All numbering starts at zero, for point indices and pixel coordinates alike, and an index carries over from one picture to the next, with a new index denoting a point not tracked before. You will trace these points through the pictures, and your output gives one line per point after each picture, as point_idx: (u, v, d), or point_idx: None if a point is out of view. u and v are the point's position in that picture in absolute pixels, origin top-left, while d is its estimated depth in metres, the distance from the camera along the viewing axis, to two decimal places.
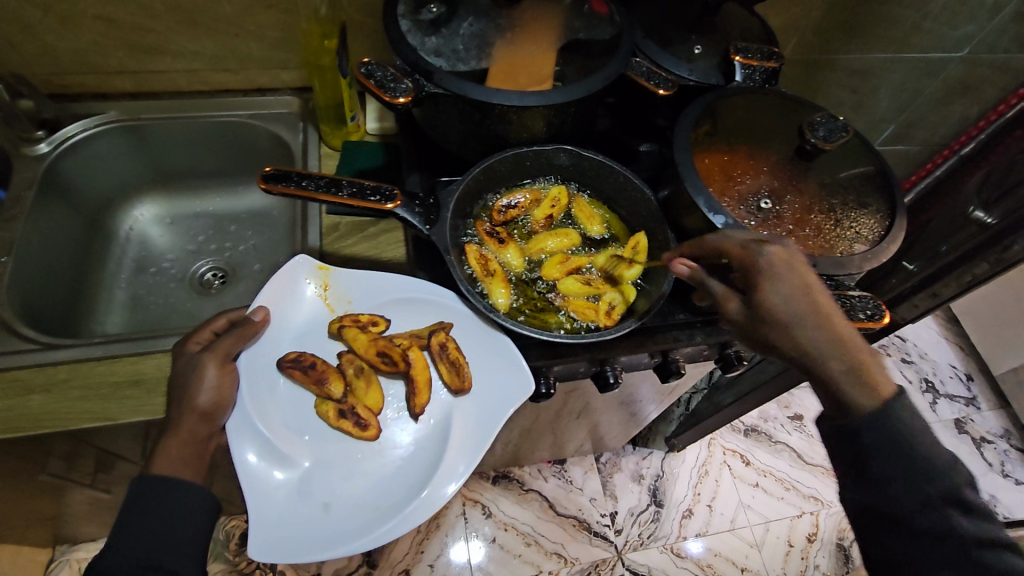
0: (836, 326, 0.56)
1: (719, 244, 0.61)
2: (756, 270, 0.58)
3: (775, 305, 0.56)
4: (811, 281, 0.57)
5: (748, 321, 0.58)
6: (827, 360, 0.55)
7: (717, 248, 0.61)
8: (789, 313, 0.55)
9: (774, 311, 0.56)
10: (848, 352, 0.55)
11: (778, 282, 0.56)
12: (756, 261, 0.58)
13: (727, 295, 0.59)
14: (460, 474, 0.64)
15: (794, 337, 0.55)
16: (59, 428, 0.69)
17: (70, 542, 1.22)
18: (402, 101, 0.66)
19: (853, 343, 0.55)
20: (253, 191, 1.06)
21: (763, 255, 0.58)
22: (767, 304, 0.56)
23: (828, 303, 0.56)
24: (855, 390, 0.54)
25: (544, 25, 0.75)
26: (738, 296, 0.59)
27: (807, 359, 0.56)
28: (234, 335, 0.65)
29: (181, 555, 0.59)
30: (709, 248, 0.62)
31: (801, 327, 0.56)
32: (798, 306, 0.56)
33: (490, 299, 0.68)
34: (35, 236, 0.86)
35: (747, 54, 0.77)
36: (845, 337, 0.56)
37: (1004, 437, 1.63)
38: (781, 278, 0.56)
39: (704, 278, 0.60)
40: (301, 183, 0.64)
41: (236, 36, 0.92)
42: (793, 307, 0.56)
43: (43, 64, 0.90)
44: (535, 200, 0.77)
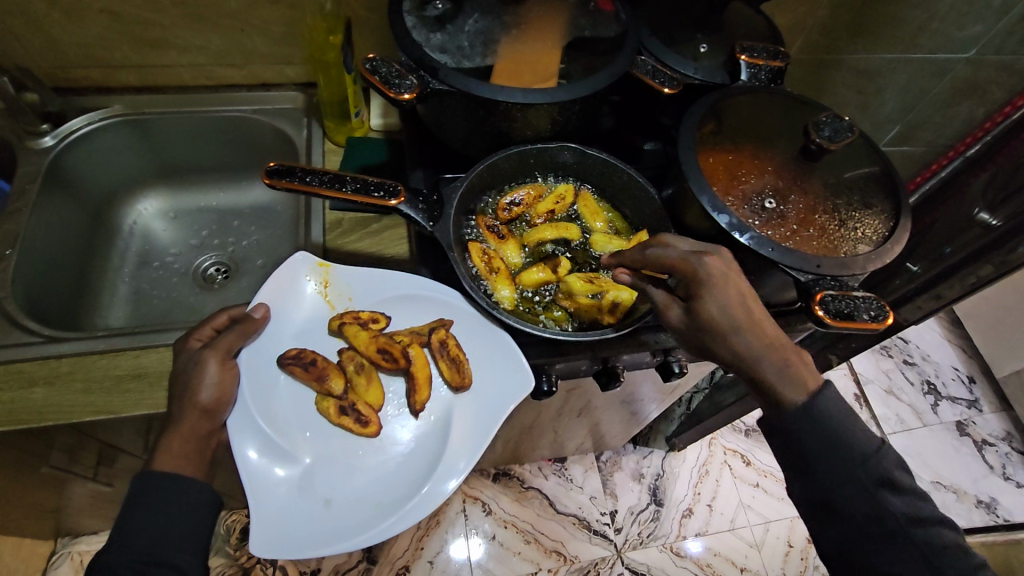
0: (770, 334, 0.57)
1: (661, 257, 0.61)
2: (696, 280, 0.58)
3: (715, 317, 0.57)
4: (745, 289, 0.58)
5: (685, 331, 0.59)
6: (763, 366, 0.57)
7: (659, 261, 0.61)
8: (728, 322, 0.56)
9: (715, 324, 0.57)
10: (782, 358, 0.57)
11: (716, 291, 0.57)
12: (693, 271, 0.58)
13: (665, 303, 0.60)
14: (460, 471, 0.64)
15: (733, 345, 0.56)
16: (62, 420, 0.69)
17: (72, 534, 1.23)
18: (406, 97, 0.66)
19: (790, 354, 0.57)
20: (257, 186, 1.06)
21: (703, 266, 0.58)
22: (705, 314, 0.57)
23: (763, 315, 0.57)
24: (786, 395, 0.57)
25: (549, 23, 0.75)
26: (678, 305, 0.60)
27: (743, 366, 0.57)
28: (235, 332, 0.65)
29: (184, 549, 0.59)
30: (651, 261, 0.62)
31: (743, 339, 0.56)
32: (739, 316, 0.57)
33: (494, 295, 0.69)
34: (40, 229, 0.87)
35: (753, 53, 0.77)
36: (779, 345, 0.57)
37: (1006, 439, 1.63)
38: (716, 287, 0.57)
39: (644, 286, 0.62)
40: (304, 179, 0.64)
41: (240, 31, 0.92)
42: (733, 319, 0.56)
43: (48, 57, 0.91)
44: (538, 195, 0.77)
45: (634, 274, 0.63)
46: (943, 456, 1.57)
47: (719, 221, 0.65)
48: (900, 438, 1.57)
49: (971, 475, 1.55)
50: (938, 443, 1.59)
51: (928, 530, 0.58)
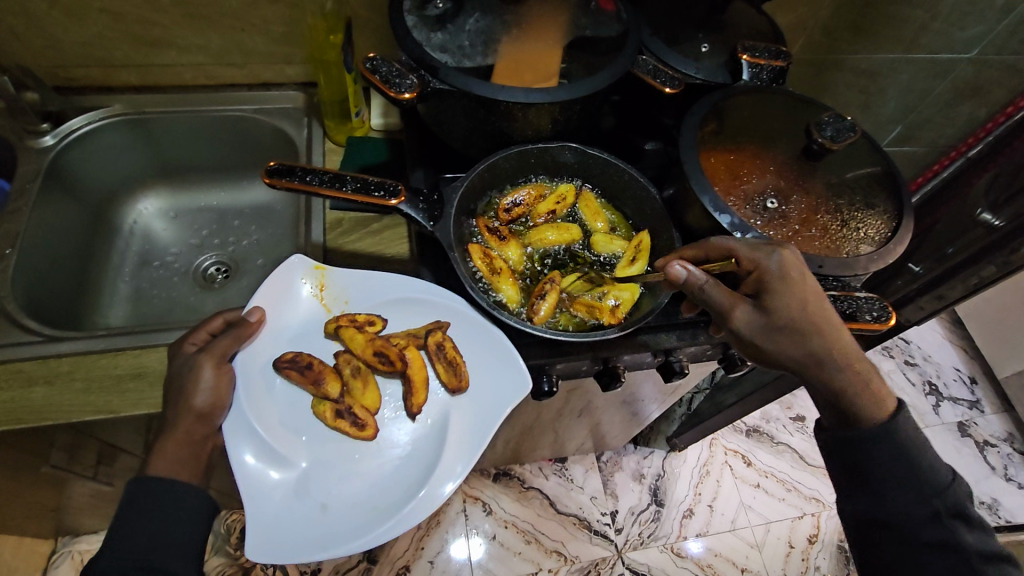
0: (844, 338, 0.57)
1: (730, 247, 0.60)
2: (771, 277, 0.57)
3: (791, 314, 0.56)
4: (818, 293, 0.58)
5: (756, 330, 0.57)
6: (835, 370, 0.57)
7: (726, 252, 0.60)
8: (805, 323, 0.56)
9: (790, 321, 0.56)
10: (855, 362, 0.57)
11: (793, 291, 0.57)
12: (767, 270, 0.58)
13: (732, 302, 0.57)
14: (458, 474, 0.64)
15: (808, 346, 0.56)
16: (62, 420, 0.69)
17: (72, 534, 1.23)
18: (407, 97, 0.65)
19: (860, 359, 0.58)
20: (257, 185, 1.06)
21: (774, 261, 0.58)
22: (780, 314, 0.56)
23: (833, 317, 0.57)
24: (857, 399, 0.58)
25: (550, 23, 0.75)
26: (744, 302, 0.58)
27: (815, 370, 0.57)
28: (230, 336, 0.65)
29: (178, 555, 0.59)
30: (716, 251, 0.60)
31: (816, 339, 0.56)
32: (813, 317, 0.56)
33: (496, 295, 0.69)
34: (40, 228, 0.87)
35: (754, 53, 0.77)
36: (853, 349, 0.57)
37: (1008, 440, 1.62)
38: (794, 288, 0.57)
39: (702, 283, 0.58)
40: (304, 178, 0.64)
41: (241, 31, 0.92)
42: (807, 318, 0.56)
43: (49, 56, 0.91)
44: (539, 195, 0.77)
45: (691, 269, 0.59)
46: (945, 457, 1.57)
47: (721, 221, 0.65)
48: None
49: (972, 475, 1.55)
50: (940, 444, 1.58)
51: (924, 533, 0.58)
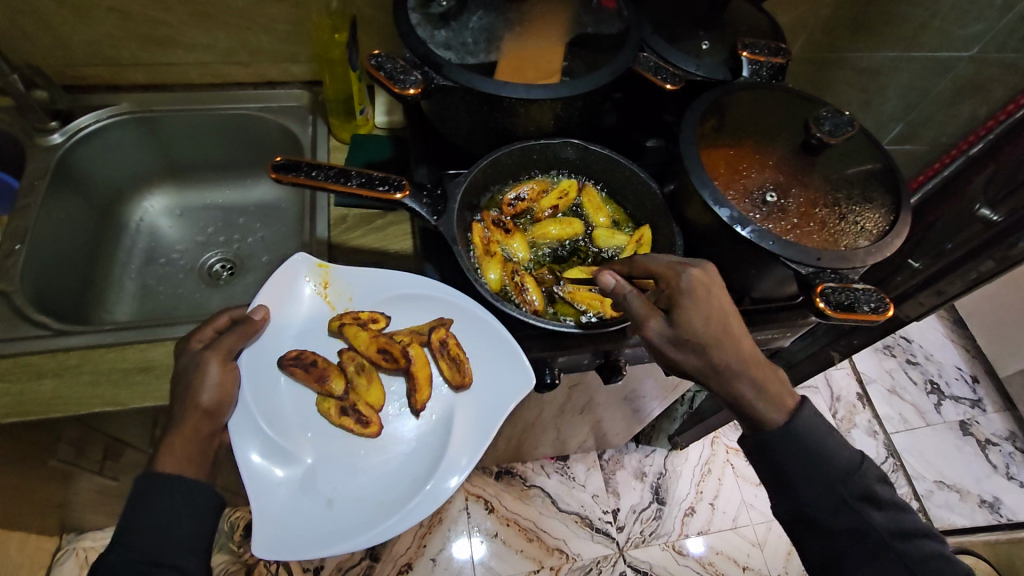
0: (744, 348, 0.58)
1: (647, 265, 0.61)
2: (679, 292, 0.58)
3: (697, 330, 0.57)
4: (728, 308, 0.58)
5: (667, 341, 0.57)
6: (734, 377, 0.58)
7: (645, 269, 0.61)
8: (709, 338, 0.57)
9: (696, 335, 0.57)
10: (754, 371, 0.58)
11: (703, 306, 0.57)
12: (679, 285, 0.58)
13: (649, 313, 0.58)
14: (462, 468, 0.65)
15: (712, 357, 0.57)
16: (70, 412, 0.70)
17: (77, 531, 1.24)
18: (411, 92, 0.66)
19: (760, 365, 0.59)
20: (262, 182, 1.07)
21: (685, 277, 0.58)
22: (688, 329, 0.57)
23: (738, 331, 0.58)
24: (763, 402, 0.60)
25: (553, 21, 0.76)
26: (658, 314, 0.58)
27: (715, 378, 0.58)
28: (235, 333, 0.66)
29: (183, 551, 0.60)
30: (637, 269, 0.62)
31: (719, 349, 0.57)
32: (717, 331, 0.57)
33: (483, 276, 0.70)
34: (48, 225, 0.88)
35: (754, 50, 0.78)
36: (753, 359, 0.59)
37: (1010, 439, 1.62)
38: (706, 303, 0.57)
39: (626, 292, 0.58)
40: (310, 174, 0.65)
41: (247, 30, 0.93)
42: (712, 331, 0.57)
43: (58, 55, 0.92)
44: (542, 190, 0.78)
45: (618, 277, 0.60)
46: (945, 456, 1.57)
47: (721, 214, 0.66)
48: (902, 438, 1.58)
49: (973, 474, 1.55)
50: (941, 443, 1.58)
51: (892, 523, 0.61)
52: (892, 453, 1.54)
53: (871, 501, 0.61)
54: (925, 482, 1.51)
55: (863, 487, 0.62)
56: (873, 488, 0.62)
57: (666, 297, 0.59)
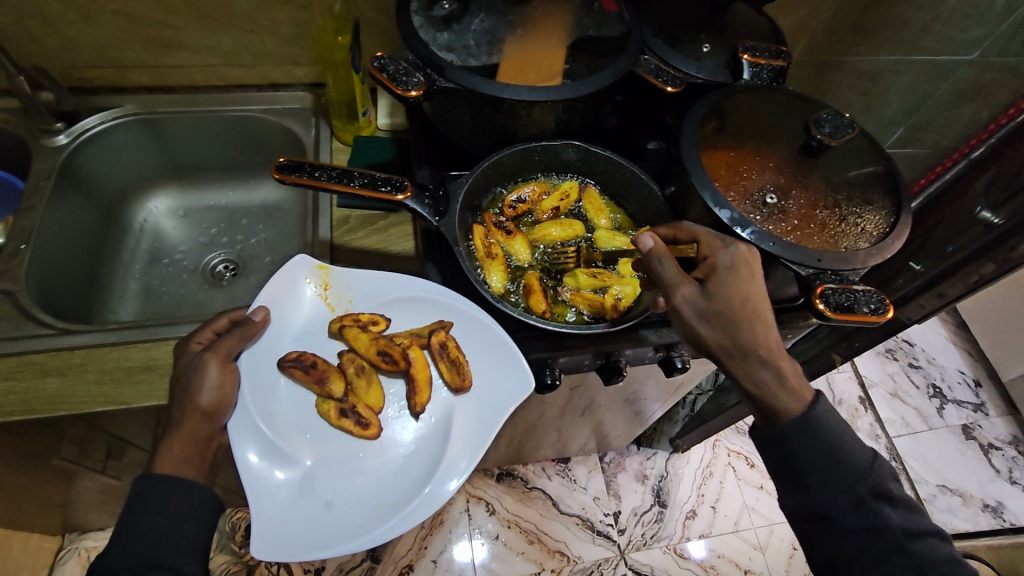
0: (771, 334, 0.59)
1: (696, 233, 0.63)
2: (720, 265, 0.60)
3: (730, 303, 0.58)
4: (761, 292, 0.60)
5: (696, 308, 0.58)
6: (756, 360, 0.58)
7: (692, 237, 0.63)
8: (740, 314, 0.58)
9: (727, 307, 0.58)
10: (775, 360, 0.59)
11: (738, 285, 0.59)
12: (720, 260, 0.60)
13: (682, 280, 0.59)
14: (462, 470, 0.65)
15: (738, 332, 0.58)
16: (73, 411, 0.71)
17: (80, 531, 1.24)
18: (413, 94, 0.67)
19: (780, 355, 0.59)
20: (265, 184, 1.07)
21: (730, 251, 0.60)
22: (720, 300, 0.58)
23: (767, 314, 0.59)
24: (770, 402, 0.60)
25: (555, 24, 0.76)
26: (692, 282, 0.59)
27: (736, 359, 0.59)
28: (235, 335, 0.66)
29: (184, 553, 0.60)
30: (684, 234, 0.64)
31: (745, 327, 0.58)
32: (748, 309, 0.58)
33: (485, 277, 0.70)
34: (54, 225, 0.88)
35: (754, 53, 0.78)
36: (776, 348, 0.59)
37: (1013, 444, 1.61)
38: (742, 283, 0.59)
39: (661, 255, 0.60)
40: (314, 174, 0.65)
41: (251, 32, 0.94)
42: (744, 307, 0.58)
43: (64, 58, 0.93)
44: (543, 192, 0.78)
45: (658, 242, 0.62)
46: (948, 460, 1.56)
47: (721, 216, 0.66)
48: (904, 441, 1.57)
49: (976, 479, 1.55)
50: (944, 447, 1.58)
51: (900, 525, 0.60)
52: (894, 457, 1.54)
53: (873, 501, 0.61)
54: (928, 486, 1.51)
55: (867, 489, 0.61)
56: (877, 490, 0.62)
57: (705, 268, 0.61)
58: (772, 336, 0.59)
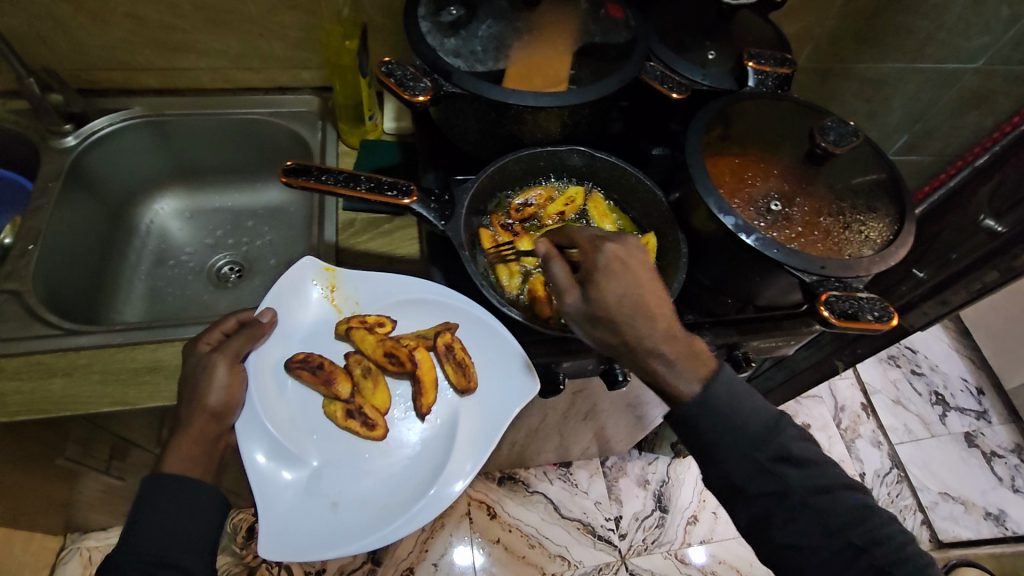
0: (662, 330, 0.58)
1: (572, 234, 0.62)
2: (595, 268, 0.59)
3: (612, 305, 0.57)
4: (647, 287, 0.58)
5: (583, 313, 0.58)
6: (646, 355, 0.58)
7: (571, 238, 0.63)
8: (621, 315, 0.57)
9: (610, 311, 0.57)
10: (670, 349, 0.58)
11: (615, 283, 0.58)
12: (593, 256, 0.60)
13: (569, 286, 0.59)
14: (467, 472, 0.65)
15: (626, 335, 0.57)
16: (79, 411, 0.71)
17: (82, 530, 1.25)
18: (421, 100, 0.67)
19: (680, 345, 0.58)
20: (271, 186, 1.08)
21: (602, 252, 0.59)
22: (601, 304, 0.57)
23: (656, 311, 0.58)
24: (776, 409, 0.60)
25: (562, 30, 0.77)
26: (576, 288, 0.59)
27: (633, 359, 0.59)
28: (244, 335, 0.67)
29: (191, 553, 0.60)
30: (565, 237, 0.64)
31: (634, 327, 0.57)
32: (636, 309, 0.57)
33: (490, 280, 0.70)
34: (62, 226, 0.89)
35: (760, 60, 0.78)
36: (671, 341, 0.58)
37: (1015, 452, 1.61)
38: (618, 280, 0.57)
39: (552, 261, 0.61)
40: (320, 178, 0.66)
41: (259, 36, 0.94)
42: (628, 308, 0.57)
43: (74, 60, 0.94)
44: (549, 197, 0.79)
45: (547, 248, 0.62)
46: (951, 467, 1.56)
47: (726, 223, 0.66)
48: (906, 448, 1.57)
49: (979, 487, 1.54)
50: (947, 455, 1.58)
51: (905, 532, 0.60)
52: (897, 464, 1.54)
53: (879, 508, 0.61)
54: (930, 493, 1.50)
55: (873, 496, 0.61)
56: None
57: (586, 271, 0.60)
58: (669, 331, 0.58)
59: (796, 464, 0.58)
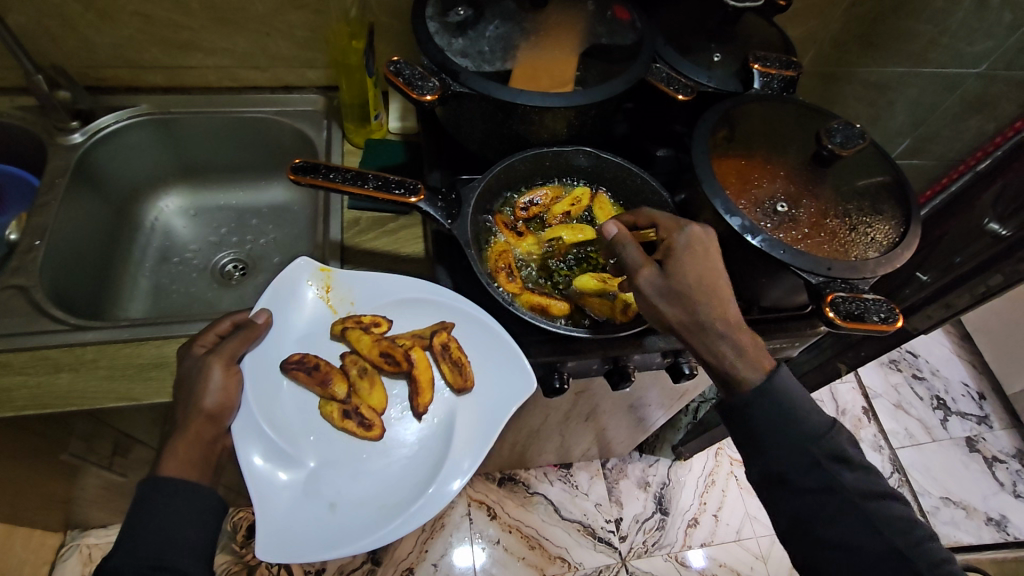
0: (729, 309, 0.60)
1: (652, 216, 0.67)
2: (675, 245, 0.62)
3: (687, 278, 0.60)
4: (720, 268, 0.61)
5: (656, 286, 0.60)
6: (711, 330, 0.59)
7: (649, 220, 0.67)
8: (695, 289, 0.59)
9: (684, 283, 0.59)
10: (734, 329, 0.59)
11: (692, 259, 0.61)
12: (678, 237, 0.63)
13: (645, 262, 0.61)
14: (465, 470, 0.65)
15: (694, 308, 0.59)
16: (83, 407, 0.71)
17: (82, 528, 1.25)
18: (428, 99, 0.68)
19: (742, 327, 0.60)
20: (276, 185, 1.08)
21: (683, 233, 0.63)
22: (678, 276, 0.60)
23: (726, 290, 0.60)
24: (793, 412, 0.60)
25: (568, 31, 0.77)
26: (652, 263, 0.61)
27: (693, 333, 0.59)
28: (239, 337, 0.67)
29: (190, 555, 0.60)
30: (642, 219, 0.68)
31: (705, 302, 0.59)
32: (707, 285, 0.60)
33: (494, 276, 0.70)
34: (67, 222, 0.89)
35: (765, 63, 0.79)
36: (736, 321, 0.60)
37: (1017, 457, 1.61)
38: (695, 257, 0.61)
39: (625, 239, 0.63)
40: (328, 176, 0.66)
41: (266, 35, 0.95)
42: (701, 283, 0.60)
43: (83, 57, 0.94)
44: (555, 197, 0.79)
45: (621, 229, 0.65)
46: (952, 472, 1.56)
47: (732, 223, 0.66)
48: (907, 452, 1.57)
49: (980, 491, 1.54)
50: (948, 459, 1.58)
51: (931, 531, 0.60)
52: (898, 468, 1.54)
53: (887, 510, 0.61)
54: (931, 498, 1.50)
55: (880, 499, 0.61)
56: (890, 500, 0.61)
57: (662, 250, 0.63)
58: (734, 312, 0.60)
59: (806, 467, 0.59)
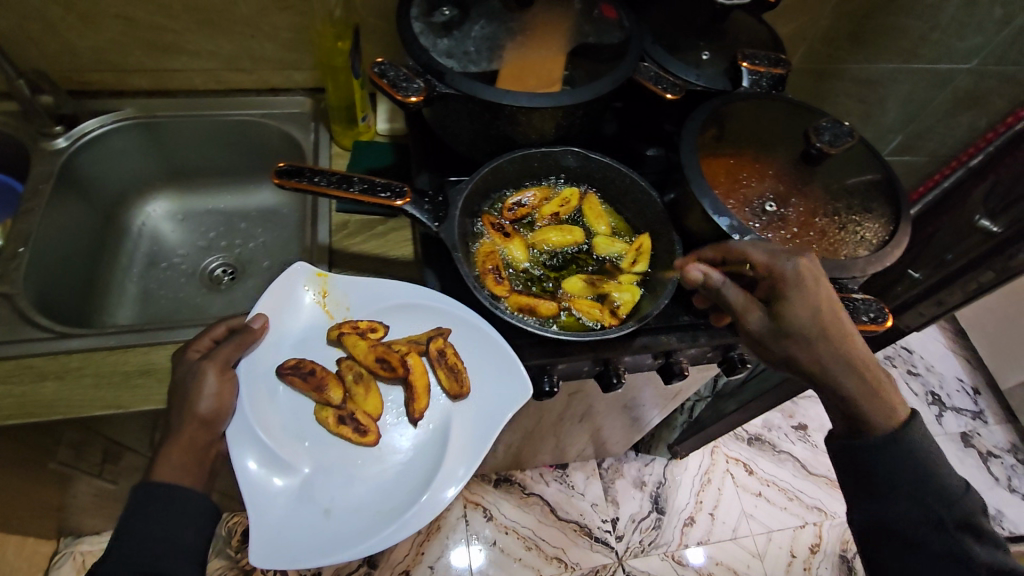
0: (858, 347, 0.58)
1: (743, 251, 0.62)
2: (783, 284, 0.59)
3: (801, 321, 0.58)
4: (834, 302, 0.58)
5: (767, 333, 0.59)
6: (837, 372, 0.57)
7: (740, 254, 0.62)
8: (816, 331, 0.57)
9: (801, 328, 0.57)
10: (861, 368, 0.57)
11: (803, 298, 0.58)
12: (784, 274, 0.59)
13: (746, 306, 0.60)
14: (460, 478, 0.65)
15: (815, 352, 0.57)
16: (69, 415, 0.70)
17: (75, 534, 1.24)
18: (413, 100, 0.67)
19: (871, 364, 0.58)
20: (264, 188, 1.07)
21: (787, 267, 0.59)
22: (790, 320, 0.58)
23: (847, 326, 0.58)
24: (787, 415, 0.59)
25: (554, 30, 0.77)
26: (757, 306, 0.60)
27: (817, 377, 0.58)
28: (234, 342, 0.66)
29: (181, 562, 0.60)
30: (731, 254, 0.63)
31: (827, 344, 0.57)
32: (823, 325, 0.57)
33: (481, 279, 0.69)
34: (52, 228, 0.88)
35: (754, 61, 0.78)
36: (862, 359, 0.57)
37: (1012, 452, 1.61)
38: (804, 295, 0.58)
39: (721, 283, 0.60)
40: (313, 179, 0.65)
41: (251, 37, 0.94)
42: (819, 325, 0.57)
43: (66, 61, 0.93)
44: (544, 198, 0.78)
45: (709, 270, 0.61)
46: None
47: (720, 223, 0.66)
48: None
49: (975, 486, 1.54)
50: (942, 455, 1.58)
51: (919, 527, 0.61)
52: None
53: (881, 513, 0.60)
54: None
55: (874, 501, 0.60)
56: None
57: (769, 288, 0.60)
58: (860, 348, 0.58)
59: None
